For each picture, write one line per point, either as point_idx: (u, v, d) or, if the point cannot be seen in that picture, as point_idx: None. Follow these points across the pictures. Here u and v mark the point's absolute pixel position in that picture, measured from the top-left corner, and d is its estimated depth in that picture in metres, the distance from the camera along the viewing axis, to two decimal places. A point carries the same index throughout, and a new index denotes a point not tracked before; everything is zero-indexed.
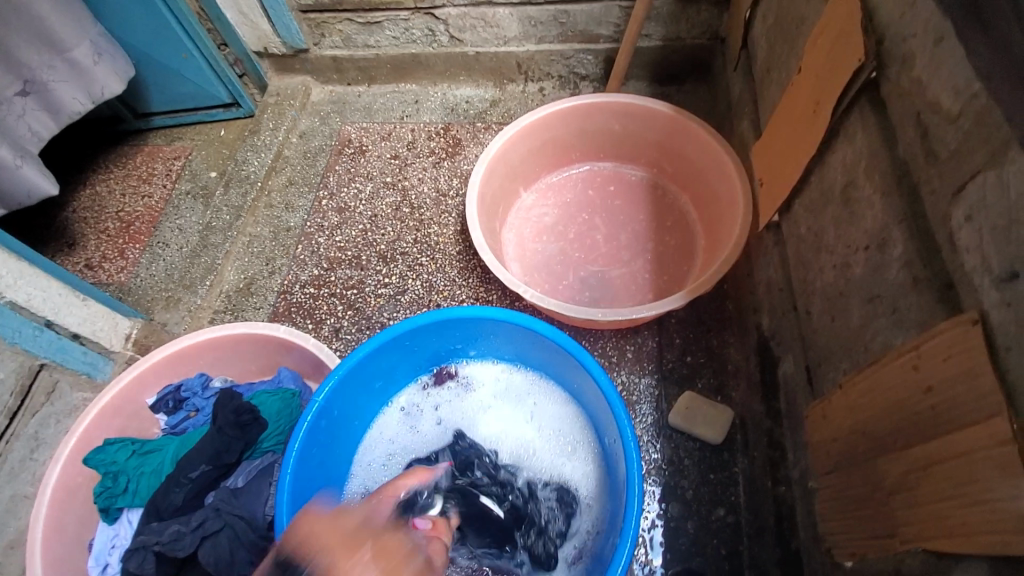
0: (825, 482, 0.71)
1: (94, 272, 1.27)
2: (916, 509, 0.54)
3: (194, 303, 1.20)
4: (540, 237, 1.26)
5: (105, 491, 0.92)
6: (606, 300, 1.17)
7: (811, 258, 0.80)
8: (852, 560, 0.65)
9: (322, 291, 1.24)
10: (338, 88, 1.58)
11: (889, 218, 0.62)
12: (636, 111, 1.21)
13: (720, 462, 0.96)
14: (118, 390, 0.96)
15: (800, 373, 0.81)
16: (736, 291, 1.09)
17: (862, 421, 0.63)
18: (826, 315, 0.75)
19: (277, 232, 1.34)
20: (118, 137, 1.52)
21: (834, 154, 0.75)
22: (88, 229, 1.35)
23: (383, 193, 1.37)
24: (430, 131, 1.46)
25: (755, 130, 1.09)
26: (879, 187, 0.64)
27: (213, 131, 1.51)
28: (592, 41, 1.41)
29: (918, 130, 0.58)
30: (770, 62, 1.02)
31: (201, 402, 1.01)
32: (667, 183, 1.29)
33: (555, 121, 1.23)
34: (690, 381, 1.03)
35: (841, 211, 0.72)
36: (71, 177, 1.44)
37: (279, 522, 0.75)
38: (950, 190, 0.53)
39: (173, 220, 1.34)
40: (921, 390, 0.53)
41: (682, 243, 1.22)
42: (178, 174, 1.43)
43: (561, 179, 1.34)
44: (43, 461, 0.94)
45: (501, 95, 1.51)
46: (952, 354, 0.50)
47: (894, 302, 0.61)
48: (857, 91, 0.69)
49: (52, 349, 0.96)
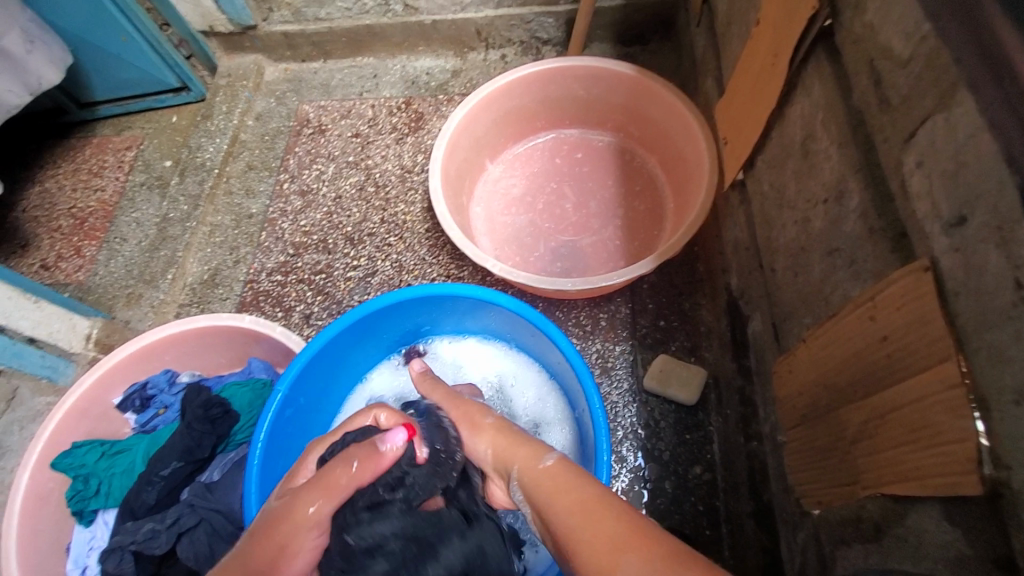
0: (793, 435, 0.72)
1: (51, 272, 1.23)
2: (876, 457, 0.55)
3: (157, 298, 1.17)
4: (509, 209, 1.24)
5: (76, 495, 0.91)
6: (578, 270, 1.16)
7: (774, 214, 0.79)
8: (819, 508, 0.67)
9: (289, 278, 1.21)
10: (293, 66, 1.52)
11: (846, 169, 0.61)
12: (599, 74, 1.18)
13: (695, 422, 0.97)
14: (82, 392, 0.93)
15: (768, 331, 0.82)
16: (706, 252, 1.08)
17: (825, 374, 0.63)
18: (789, 271, 0.75)
19: (240, 220, 1.30)
20: (63, 129, 1.45)
21: (793, 107, 0.74)
22: (40, 228, 1.29)
23: (346, 173, 1.33)
24: (391, 106, 1.42)
25: (718, 87, 1.07)
26: (836, 138, 0.63)
27: (164, 118, 1.45)
28: (552, 3, 1.36)
29: (872, 77, 0.57)
30: (730, 16, 0.99)
31: (169, 399, 1.00)
32: (635, 147, 1.27)
33: (517, 89, 1.19)
34: (663, 345, 1.04)
35: (801, 165, 0.71)
36: (17, 174, 1.37)
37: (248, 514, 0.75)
38: (902, 137, 0.53)
39: (129, 213, 1.29)
40: (877, 340, 0.54)
41: (651, 208, 1.21)
42: (131, 165, 1.37)
43: (527, 149, 1.31)
44: (9, 469, 0.91)
45: (463, 64, 1.46)
46: (906, 302, 0.50)
47: (852, 254, 0.60)
48: (813, 39, 0.67)
49: (6, 355, 0.92)
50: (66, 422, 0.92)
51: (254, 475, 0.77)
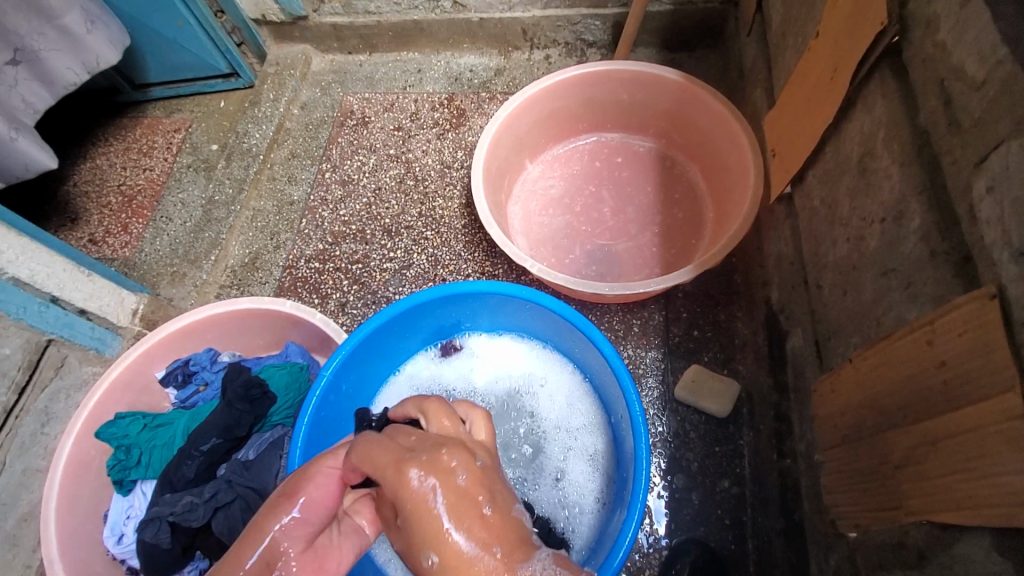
0: (831, 455, 0.71)
1: (98, 247, 1.27)
2: (923, 483, 0.54)
3: (200, 278, 1.20)
4: (546, 210, 1.25)
5: (118, 464, 0.94)
6: (613, 274, 1.16)
7: (824, 231, 0.78)
8: (855, 530, 0.66)
9: (327, 266, 1.24)
10: (339, 57, 1.54)
11: (908, 189, 0.60)
12: (645, 79, 1.17)
13: (726, 435, 0.96)
14: (127, 365, 0.97)
15: (809, 348, 0.81)
16: (745, 264, 1.07)
17: (872, 396, 0.62)
18: (837, 290, 0.74)
19: (281, 206, 1.33)
20: (116, 109, 1.49)
21: (852, 123, 0.72)
22: (90, 203, 1.34)
23: (387, 166, 1.35)
24: (434, 101, 1.43)
25: (768, 98, 1.06)
26: (898, 157, 0.62)
27: (212, 103, 1.48)
28: (600, 6, 1.36)
29: (941, 98, 0.56)
30: (785, 27, 0.98)
31: (210, 376, 1.02)
32: (676, 154, 1.26)
33: (562, 91, 1.19)
34: (696, 356, 1.03)
35: (857, 182, 0.70)
36: (70, 150, 1.42)
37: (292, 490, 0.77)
38: (972, 161, 0.52)
39: (175, 194, 1.33)
40: (933, 365, 0.53)
41: (690, 216, 1.20)
42: (179, 147, 1.41)
43: (567, 151, 1.31)
44: (54, 435, 0.94)
45: (506, 63, 1.47)
46: (969, 329, 0.49)
47: (909, 276, 0.59)
48: (878, 55, 0.66)
49: (58, 325, 0.95)
50: (111, 393, 0.95)
51: (298, 457, 0.79)
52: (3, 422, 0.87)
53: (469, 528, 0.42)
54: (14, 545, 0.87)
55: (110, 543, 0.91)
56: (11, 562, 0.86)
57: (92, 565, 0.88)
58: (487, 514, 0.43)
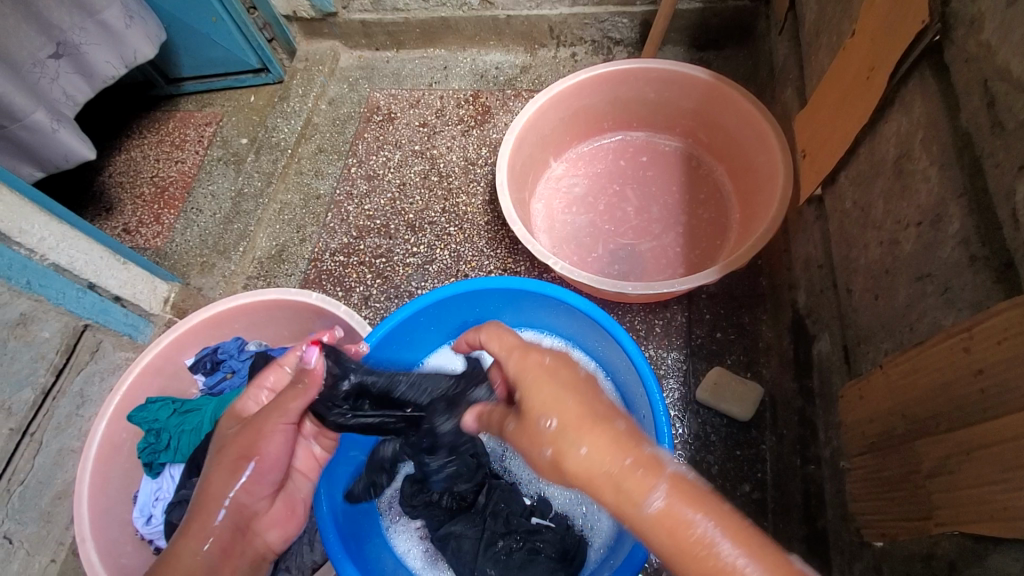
0: (857, 463, 0.70)
1: (131, 236, 1.30)
2: (955, 493, 0.53)
3: (228, 268, 1.22)
4: (570, 208, 1.24)
5: (148, 447, 0.96)
6: (636, 274, 1.15)
7: (855, 234, 0.77)
8: (881, 540, 0.65)
9: (351, 259, 1.25)
10: (367, 54, 1.56)
11: (947, 193, 0.59)
12: (673, 77, 1.16)
13: (748, 439, 0.95)
14: (158, 351, 0.99)
15: (837, 353, 0.80)
16: (771, 267, 1.06)
17: (902, 403, 0.61)
18: (868, 294, 0.72)
19: (308, 200, 1.35)
20: (150, 102, 1.53)
21: (888, 124, 0.71)
22: (124, 193, 1.37)
23: (411, 161, 1.36)
24: (459, 98, 1.44)
25: (799, 98, 1.04)
26: (936, 160, 0.61)
27: (243, 97, 1.51)
28: (628, 4, 1.35)
29: (984, 98, 0.55)
30: (819, 25, 0.96)
31: (238, 364, 1.04)
32: (703, 154, 1.25)
33: (589, 88, 1.19)
34: (719, 358, 1.02)
35: (892, 184, 0.69)
36: (106, 142, 1.46)
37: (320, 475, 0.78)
38: (1017, 164, 0.50)
39: (205, 185, 1.36)
40: (970, 373, 0.52)
41: (716, 217, 1.19)
42: (210, 140, 1.44)
43: (592, 150, 1.31)
44: (88, 417, 0.97)
45: (532, 61, 1.47)
46: (1008, 336, 0.47)
47: (946, 282, 0.58)
48: (918, 55, 0.65)
49: (94, 311, 0.98)
50: (142, 378, 0.98)
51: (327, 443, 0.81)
52: (41, 402, 0.90)
53: (605, 438, 0.49)
54: (48, 521, 0.90)
55: (139, 523, 0.93)
56: (46, 537, 0.89)
57: (121, 544, 0.91)
58: (619, 427, 0.50)
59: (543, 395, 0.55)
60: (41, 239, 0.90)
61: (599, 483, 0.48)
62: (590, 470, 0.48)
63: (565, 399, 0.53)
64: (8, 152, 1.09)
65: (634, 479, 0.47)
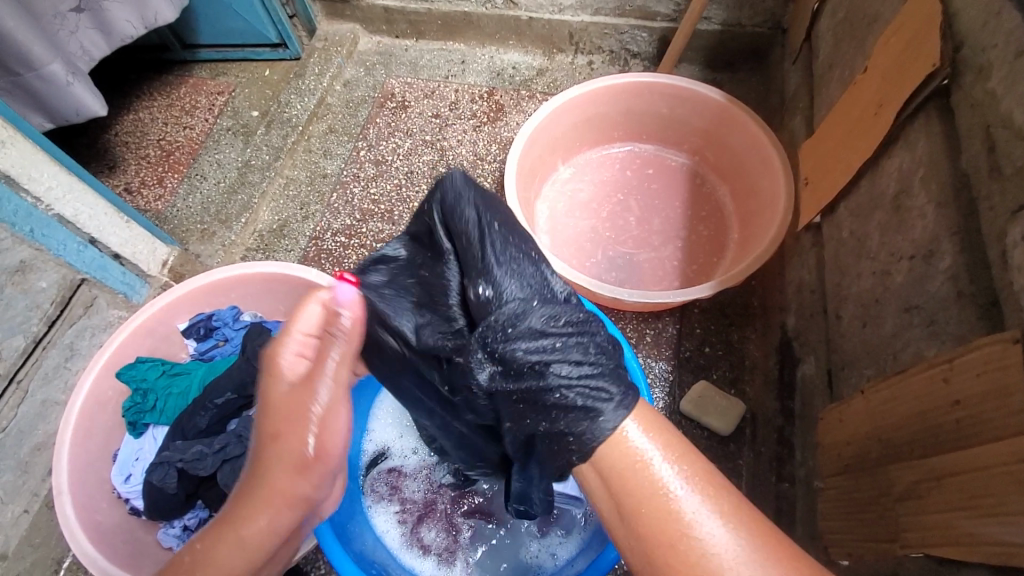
0: (831, 483, 0.72)
1: (132, 196, 1.30)
2: (922, 517, 0.55)
3: (228, 238, 1.22)
4: (573, 212, 1.26)
5: (133, 407, 0.96)
6: (631, 283, 1.17)
7: (850, 262, 0.79)
8: (848, 558, 0.67)
9: (352, 241, 1.26)
10: (386, 40, 1.57)
11: (941, 229, 0.61)
12: (687, 95, 1.19)
13: (726, 453, 0.97)
14: (152, 313, 0.99)
15: (821, 376, 0.82)
16: (764, 288, 1.08)
17: (880, 427, 0.63)
18: (856, 321, 0.75)
19: (314, 177, 1.35)
20: (164, 65, 1.53)
21: (890, 160, 0.73)
22: (129, 153, 1.37)
23: (421, 151, 1.37)
24: (474, 93, 1.45)
25: (807, 127, 1.07)
26: (934, 197, 0.63)
27: (257, 70, 1.50)
28: (649, 19, 1.38)
29: (985, 143, 0.57)
30: (833, 59, 1.00)
31: (230, 333, 1.05)
32: (708, 172, 1.28)
33: (603, 97, 1.21)
34: (705, 372, 1.04)
35: (889, 218, 0.71)
36: (117, 100, 1.46)
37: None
38: (1009, 208, 0.53)
39: (212, 154, 1.34)
40: (947, 403, 0.54)
41: (715, 235, 1.21)
42: (220, 109, 1.43)
43: (600, 157, 1.32)
44: (76, 371, 0.97)
45: (549, 64, 1.49)
46: (987, 370, 0.50)
47: (932, 314, 0.60)
48: (926, 95, 0.67)
49: (93, 266, 0.98)
50: (133, 338, 0.98)
51: None
52: (31, 351, 0.90)
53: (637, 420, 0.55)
54: (25, 471, 0.90)
55: (117, 482, 0.93)
56: (21, 487, 0.90)
57: (97, 500, 0.91)
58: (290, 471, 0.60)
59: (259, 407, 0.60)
60: (48, 189, 0.89)
61: (622, 462, 0.54)
62: (619, 446, 0.54)
63: (286, 349, 0.58)
64: (20, 100, 1.09)
65: (675, 500, 0.52)
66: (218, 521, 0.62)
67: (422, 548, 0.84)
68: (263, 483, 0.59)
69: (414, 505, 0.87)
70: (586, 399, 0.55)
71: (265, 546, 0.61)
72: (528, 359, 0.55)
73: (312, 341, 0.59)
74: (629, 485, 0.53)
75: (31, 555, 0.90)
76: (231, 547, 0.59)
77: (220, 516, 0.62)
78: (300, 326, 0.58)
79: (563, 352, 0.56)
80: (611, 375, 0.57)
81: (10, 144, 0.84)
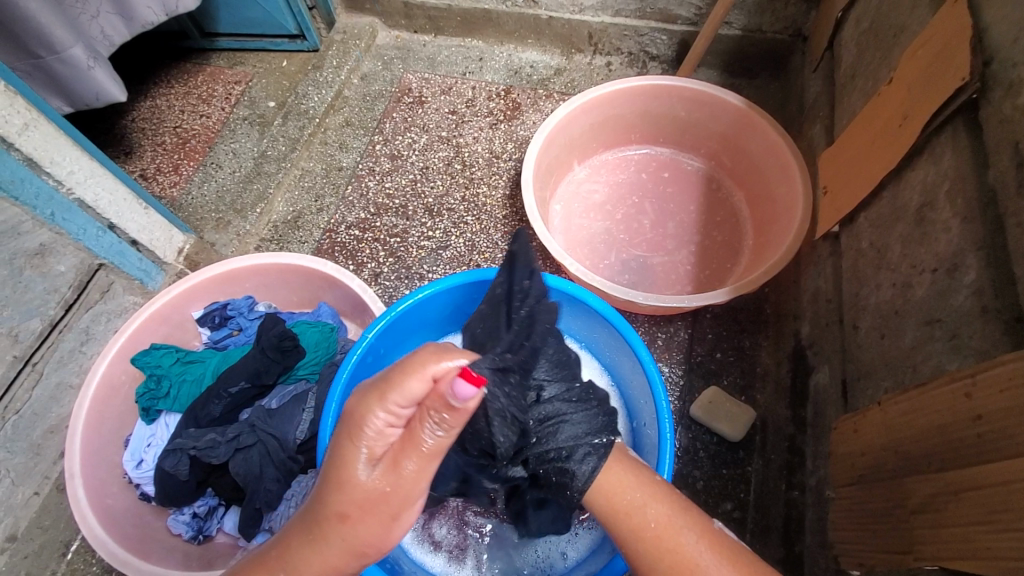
0: (843, 493, 0.72)
1: (148, 182, 1.30)
2: (939, 531, 0.55)
3: (243, 228, 1.22)
4: (588, 213, 1.26)
5: (147, 393, 0.97)
6: (645, 286, 1.17)
7: (868, 273, 0.79)
8: (858, 569, 0.67)
9: (366, 235, 1.26)
10: (405, 34, 1.57)
11: (966, 243, 0.61)
12: (706, 99, 1.18)
13: (735, 459, 0.97)
14: (168, 300, 0.99)
15: (834, 386, 0.82)
16: (777, 296, 1.08)
17: (897, 439, 0.63)
18: (873, 332, 0.75)
19: (329, 170, 1.36)
20: (182, 53, 1.53)
21: (914, 172, 0.73)
22: (145, 140, 1.37)
23: (436, 147, 1.37)
24: (491, 91, 1.45)
25: (827, 136, 1.06)
26: (960, 212, 0.63)
27: (275, 61, 1.50)
28: (669, 22, 1.38)
29: (1014, 158, 0.57)
30: (856, 68, 0.99)
31: (245, 322, 1.05)
32: (724, 177, 1.27)
33: (622, 99, 1.21)
34: (716, 378, 1.04)
35: (912, 230, 0.71)
36: (134, 86, 1.46)
37: (322, 442, 0.77)
38: None
39: (228, 143, 1.32)
40: (969, 418, 0.54)
41: (729, 241, 1.21)
42: (237, 99, 1.42)
43: (616, 159, 1.32)
44: (90, 355, 0.98)
45: (567, 64, 1.49)
46: (1011, 386, 0.50)
47: (955, 328, 0.60)
48: (955, 109, 0.67)
49: (111, 251, 0.98)
50: (148, 324, 0.98)
51: (329, 424, 0.79)
52: (47, 334, 0.91)
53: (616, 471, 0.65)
54: (37, 453, 0.91)
55: (128, 467, 0.94)
56: (32, 469, 0.90)
57: (108, 485, 0.91)
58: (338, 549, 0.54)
59: (328, 471, 0.53)
60: (70, 173, 0.89)
61: (606, 503, 0.62)
62: (597, 493, 0.64)
63: (372, 421, 0.51)
64: (40, 83, 1.10)
65: (653, 538, 0.58)
66: (258, 558, 0.58)
67: (432, 543, 0.85)
68: (318, 552, 0.54)
69: None
70: (571, 443, 0.68)
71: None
72: (533, 426, 0.70)
73: (405, 414, 0.52)
74: (613, 528, 0.61)
75: (39, 538, 0.91)
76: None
77: (259, 554, 0.58)
78: (396, 399, 0.50)
79: (552, 419, 0.70)
80: (589, 434, 0.69)
81: (33, 126, 0.83)
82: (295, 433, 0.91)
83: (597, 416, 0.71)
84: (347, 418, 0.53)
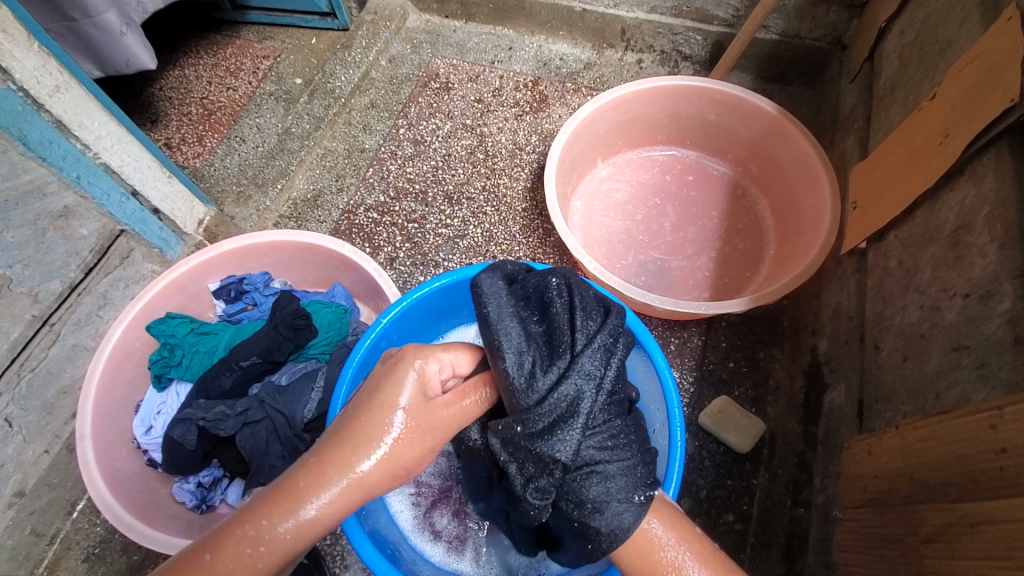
0: (851, 515, 0.72)
1: (172, 151, 1.31)
2: (950, 562, 0.54)
3: (263, 203, 1.21)
4: (608, 212, 1.25)
5: (160, 360, 0.98)
6: (661, 289, 1.16)
7: (895, 293, 0.77)
8: None
9: (384, 218, 1.26)
10: (435, 19, 1.56)
11: (1003, 270, 0.59)
12: (738, 104, 1.16)
13: (741, 471, 0.96)
14: (186, 270, 1.00)
15: (850, 405, 0.80)
16: (796, 308, 1.06)
17: (913, 465, 0.62)
18: (896, 354, 0.73)
19: (352, 151, 1.35)
20: (213, 25, 1.53)
21: (952, 193, 0.71)
22: (171, 108, 1.38)
23: (460, 135, 1.36)
24: (518, 81, 1.44)
25: (860, 149, 1.04)
26: (998, 237, 0.61)
27: (304, 38, 1.48)
28: (705, 21, 1.35)
29: None
30: (897, 82, 0.97)
31: (260, 298, 1.05)
32: (750, 185, 1.25)
33: (651, 97, 1.19)
34: (727, 387, 1.03)
35: (945, 253, 0.69)
36: (164, 55, 1.46)
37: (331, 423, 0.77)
38: None
39: (253, 117, 1.31)
40: (992, 450, 0.53)
41: (750, 249, 1.19)
42: (265, 74, 1.42)
43: (640, 159, 1.31)
44: (106, 319, 0.99)
45: (597, 58, 1.46)
46: None
47: (984, 357, 0.59)
48: (999, 131, 0.64)
49: (133, 218, 0.99)
50: (165, 293, 0.99)
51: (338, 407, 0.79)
52: (66, 296, 0.92)
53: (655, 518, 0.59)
54: (50, 412, 0.92)
55: (137, 432, 0.95)
56: (44, 428, 0.92)
57: (116, 449, 0.93)
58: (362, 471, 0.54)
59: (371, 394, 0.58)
60: (98, 137, 0.90)
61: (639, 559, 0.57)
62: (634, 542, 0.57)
63: (423, 370, 0.61)
64: (73, 45, 1.10)
65: None
66: (276, 490, 0.53)
67: (432, 533, 0.86)
68: (357, 475, 0.54)
69: (430, 488, 0.89)
70: (600, 499, 0.58)
71: (319, 536, 0.54)
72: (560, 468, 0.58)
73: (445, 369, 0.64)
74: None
75: (47, 495, 0.93)
76: (292, 534, 0.52)
77: (276, 486, 0.54)
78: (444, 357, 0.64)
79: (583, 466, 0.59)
80: (625, 490, 0.59)
81: (64, 89, 0.83)
82: (303, 411, 0.92)
83: (636, 467, 0.61)
84: (396, 362, 0.61)
